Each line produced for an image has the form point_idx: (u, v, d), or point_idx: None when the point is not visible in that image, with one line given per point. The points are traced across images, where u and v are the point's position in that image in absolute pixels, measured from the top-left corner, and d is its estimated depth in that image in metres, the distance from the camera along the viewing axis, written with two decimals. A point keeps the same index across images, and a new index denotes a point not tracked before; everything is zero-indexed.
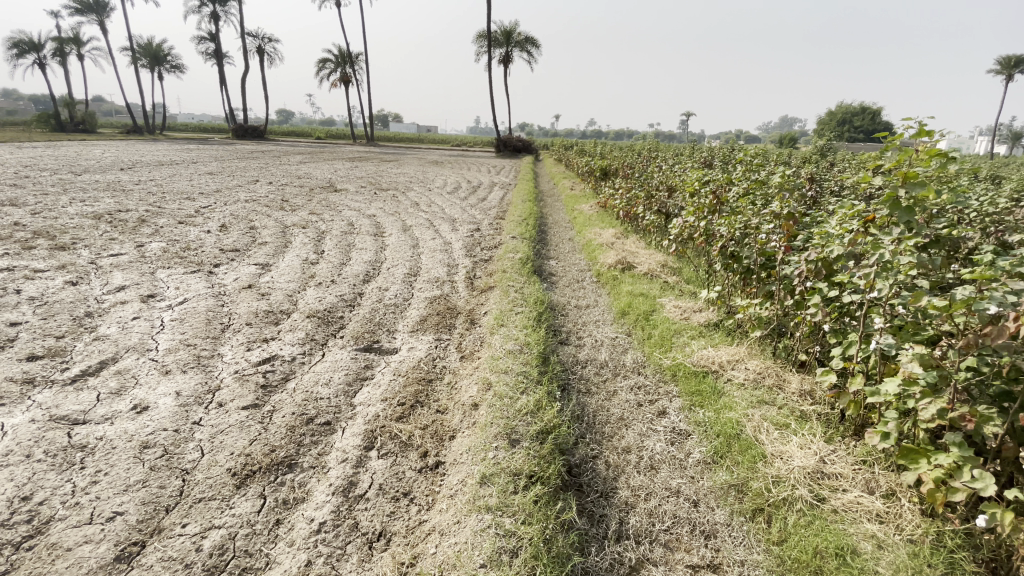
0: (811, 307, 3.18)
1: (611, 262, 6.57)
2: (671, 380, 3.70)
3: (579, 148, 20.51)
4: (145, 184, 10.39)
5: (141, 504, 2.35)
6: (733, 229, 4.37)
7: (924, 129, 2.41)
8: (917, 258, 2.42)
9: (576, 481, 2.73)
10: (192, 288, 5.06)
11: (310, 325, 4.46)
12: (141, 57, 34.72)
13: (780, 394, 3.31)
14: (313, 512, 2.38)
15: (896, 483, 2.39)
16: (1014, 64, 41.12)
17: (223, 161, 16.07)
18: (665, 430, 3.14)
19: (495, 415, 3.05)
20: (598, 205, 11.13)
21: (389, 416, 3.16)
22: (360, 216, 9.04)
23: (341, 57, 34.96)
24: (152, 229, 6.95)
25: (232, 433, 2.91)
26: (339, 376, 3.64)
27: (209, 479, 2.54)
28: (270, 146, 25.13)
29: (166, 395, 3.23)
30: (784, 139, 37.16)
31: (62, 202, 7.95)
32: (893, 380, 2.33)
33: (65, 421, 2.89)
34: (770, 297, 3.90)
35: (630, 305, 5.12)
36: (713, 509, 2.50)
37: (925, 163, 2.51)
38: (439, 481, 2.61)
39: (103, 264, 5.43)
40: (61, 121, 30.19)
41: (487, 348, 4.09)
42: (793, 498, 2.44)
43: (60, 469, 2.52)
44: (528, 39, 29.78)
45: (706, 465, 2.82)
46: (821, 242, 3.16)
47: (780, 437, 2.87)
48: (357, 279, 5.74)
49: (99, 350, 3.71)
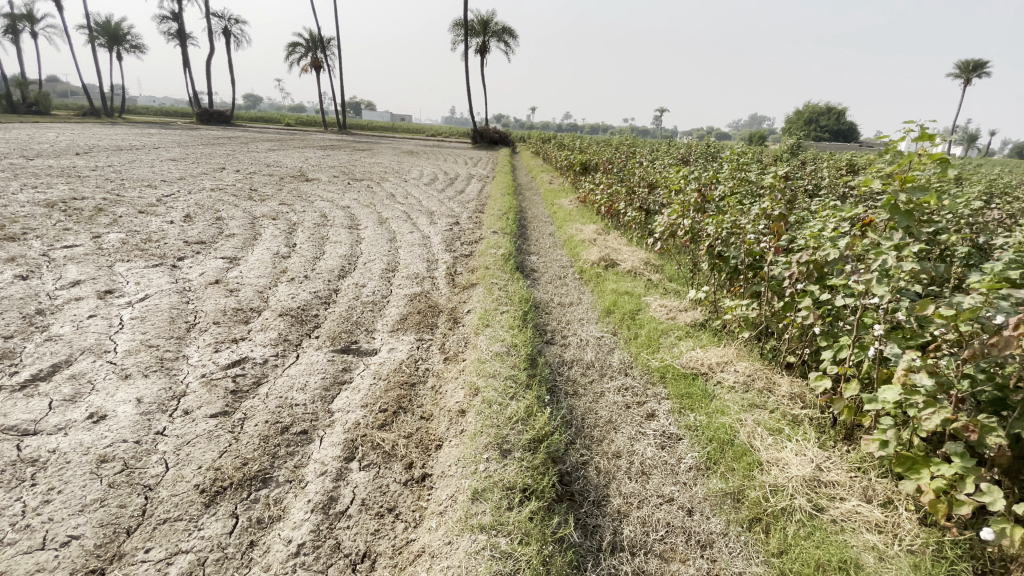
0: (802, 309, 3.15)
1: (594, 260, 6.50)
2: (660, 382, 3.64)
3: (557, 141, 20.29)
4: (103, 170, 9.77)
5: (99, 526, 2.14)
6: (720, 229, 4.29)
7: (927, 133, 2.38)
8: (918, 266, 2.40)
9: (568, 490, 2.63)
10: (154, 283, 4.75)
11: (282, 324, 4.23)
12: (98, 35, 32.95)
13: (771, 396, 3.29)
14: (291, 533, 2.22)
15: (892, 491, 2.38)
16: (971, 69, 42.83)
17: (186, 147, 15.24)
18: (655, 434, 3.08)
19: (484, 423, 2.92)
20: (578, 200, 11.09)
21: (370, 424, 2.99)
22: (334, 207, 8.73)
23: (312, 42, 33.85)
24: (110, 219, 6.53)
25: (200, 445, 2.70)
26: (316, 380, 3.45)
27: (175, 496, 2.34)
28: (240, 133, 24.11)
29: (126, 401, 2.99)
30: (755, 136, 37.81)
31: (11, 188, 7.41)
32: (892, 388, 2.30)
33: (12, 432, 2.64)
34: (757, 297, 3.85)
35: (615, 303, 5.07)
36: (709, 517, 2.45)
37: (924, 168, 2.49)
38: (426, 496, 2.47)
39: (56, 257, 5.05)
40: (11, 100, 28.42)
41: (472, 350, 3.95)
42: (792, 507, 2.40)
43: (8, 487, 2.29)
44: (505, 30, 29.38)
45: (699, 472, 2.76)
46: (813, 243, 3.12)
47: (774, 443, 2.83)
48: (332, 274, 5.51)
49: (52, 352, 3.42)
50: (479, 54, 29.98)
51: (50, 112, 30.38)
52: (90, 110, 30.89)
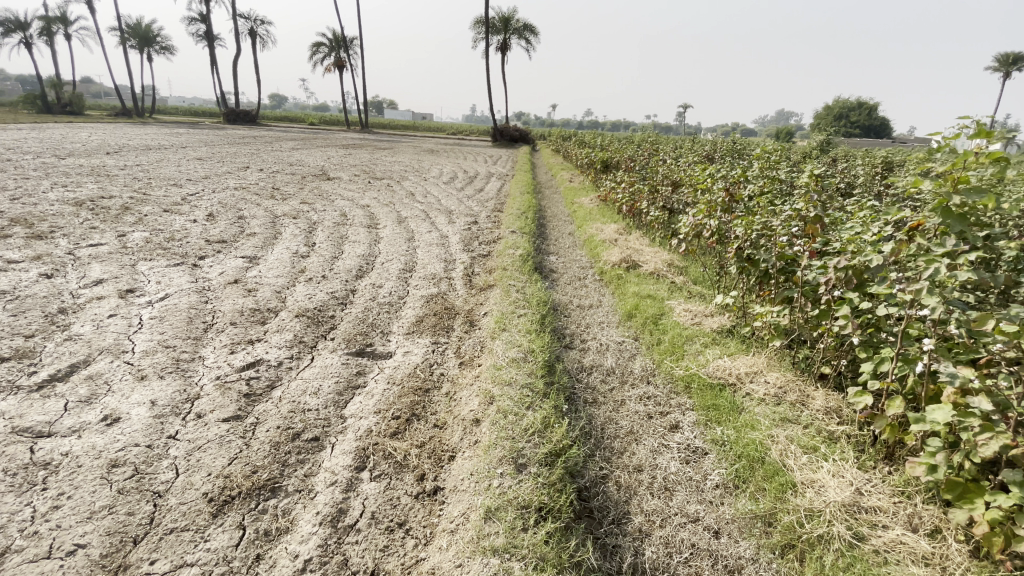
0: (839, 318, 2.94)
1: (615, 261, 6.33)
2: (684, 393, 3.48)
3: (578, 139, 20.09)
4: (131, 169, 9.96)
5: (106, 535, 2.10)
6: (749, 231, 4.07)
7: (986, 130, 2.17)
8: (974, 276, 2.20)
9: (586, 507, 2.51)
10: (174, 282, 4.77)
11: (298, 325, 4.19)
12: (130, 38, 33.82)
13: (804, 410, 3.10)
14: (297, 547, 2.14)
15: (940, 518, 2.21)
16: (1012, 62, 41.04)
17: (211, 147, 15.51)
18: (679, 448, 2.93)
19: (499, 434, 2.81)
20: (599, 199, 10.89)
21: (382, 432, 2.91)
22: (353, 206, 8.72)
23: (334, 42, 34.25)
24: (135, 218, 6.61)
25: (210, 450, 2.65)
26: (329, 385, 3.37)
27: (183, 505, 2.29)
28: (266, 133, 24.50)
29: (140, 404, 2.96)
30: (782, 132, 36.72)
31: (42, 187, 7.59)
32: (944, 408, 2.11)
33: (28, 434, 2.63)
34: (789, 303, 3.66)
35: (637, 307, 4.90)
36: (737, 541, 2.30)
37: (979, 168, 2.29)
38: (438, 511, 2.37)
39: (82, 255, 5.11)
40: (48, 102, 29.39)
41: (488, 355, 3.84)
42: (830, 535, 2.22)
43: (19, 491, 2.27)
44: (526, 27, 29.20)
45: (726, 490, 2.61)
46: (853, 248, 2.92)
47: (809, 462, 2.65)
48: (350, 275, 5.46)
49: (71, 352, 3.43)
50: (499, 52, 29.93)
51: (84, 113, 31.33)
52: (123, 111, 31.74)
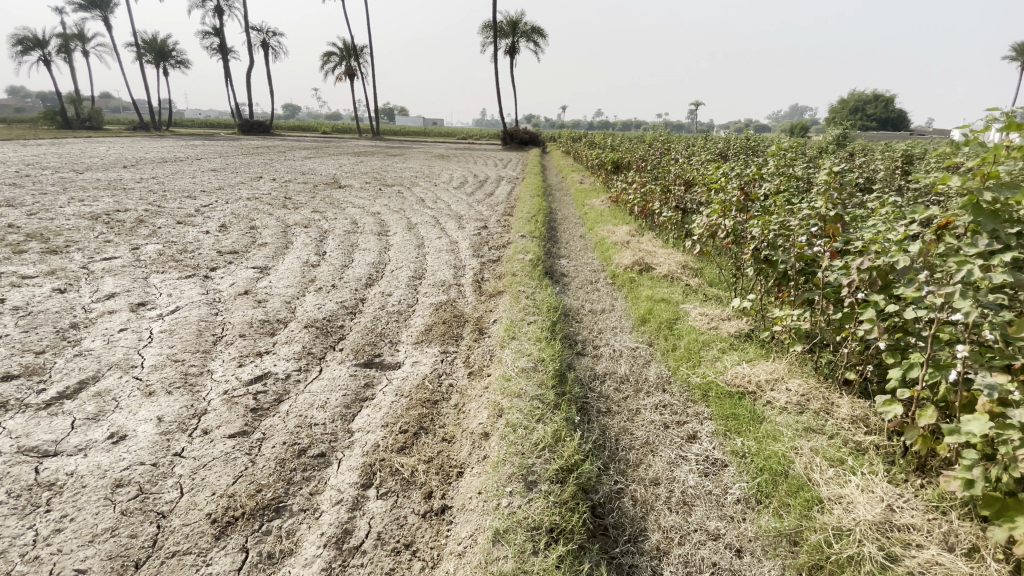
0: (864, 322, 2.79)
1: (628, 263, 6.21)
2: (702, 401, 3.35)
3: (588, 140, 19.95)
4: (147, 182, 10.11)
5: (107, 559, 2.05)
6: (766, 231, 3.91)
7: (1017, 121, 2.01)
8: (1010, 277, 2.05)
9: (601, 524, 2.41)
10: (185, 294, 4.77)
11: (307, 336, 4.15)
12: (146, 53, 34.51)
13: (829, 420, 2.96)
14: (301, 570, 2.08)
15: (977, 537, 2.06)
16: None
17: (226, 158, 15.72)
18: (697, 460, 2.81)
19: (508, 450, 2.72)
20: (610, 200, 10.76)
21: (389, 447, 2.84)
22: (364, 214, 8.70)
23: (345, 51, 34.59)
24: (149, 230, 6.66)
25: (215, 468, 2.61)
26: (337, 398, 3.31)
27: (187, 527, 2.24)
28: (280, 142, 24.82)
29: (147, 421, 2.93)
30: (797, 127, 36.01)
31: (59, 202, 7.71)
32: (980, 418, 1.97)
33: (34, 454, 2.61)
34: (810, 306, 3.51)
35: (650, 311, 4.77)
36: (761, 560, 2.18)
37: (1013, 163, 2.15)
38: (445, 532, 2.28)
39: (95, 269, 5.16)
40: (68, 118, 30.08)
41: (498, 364, 3.75)
42: (861, 556, 2.08)
43: (23, 513, 2.24)
44: (534, 31, 29.13)
45: (748, 506, 2.48)
46: (877, 248, 2.77)
47: (836, 477, 2.51)
48: (359, 283, 5.43)
49: (80, 367, 3.42)
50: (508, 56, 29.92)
51: (103, 127, 31.99)
52: (141, 125, 32.36)
